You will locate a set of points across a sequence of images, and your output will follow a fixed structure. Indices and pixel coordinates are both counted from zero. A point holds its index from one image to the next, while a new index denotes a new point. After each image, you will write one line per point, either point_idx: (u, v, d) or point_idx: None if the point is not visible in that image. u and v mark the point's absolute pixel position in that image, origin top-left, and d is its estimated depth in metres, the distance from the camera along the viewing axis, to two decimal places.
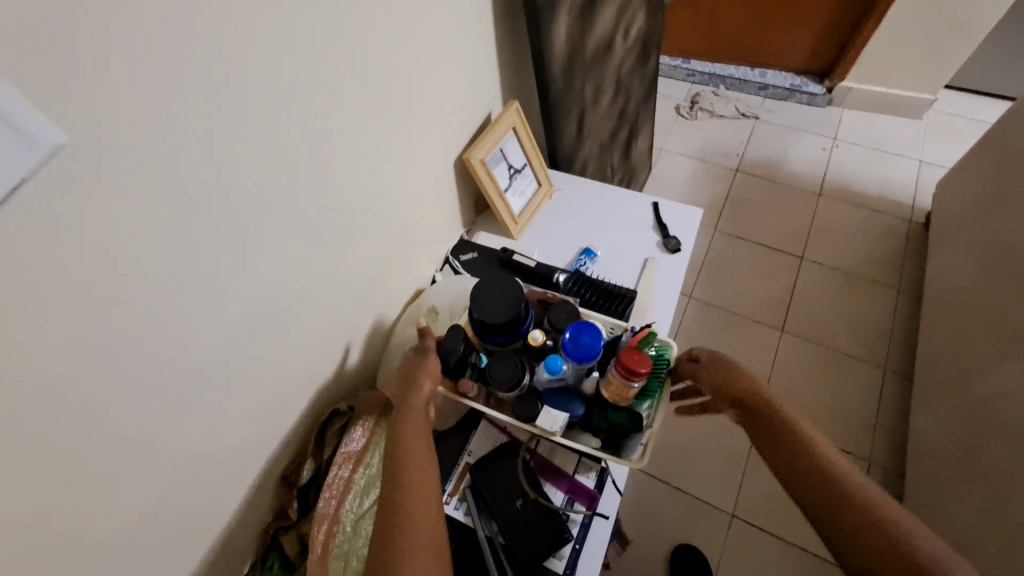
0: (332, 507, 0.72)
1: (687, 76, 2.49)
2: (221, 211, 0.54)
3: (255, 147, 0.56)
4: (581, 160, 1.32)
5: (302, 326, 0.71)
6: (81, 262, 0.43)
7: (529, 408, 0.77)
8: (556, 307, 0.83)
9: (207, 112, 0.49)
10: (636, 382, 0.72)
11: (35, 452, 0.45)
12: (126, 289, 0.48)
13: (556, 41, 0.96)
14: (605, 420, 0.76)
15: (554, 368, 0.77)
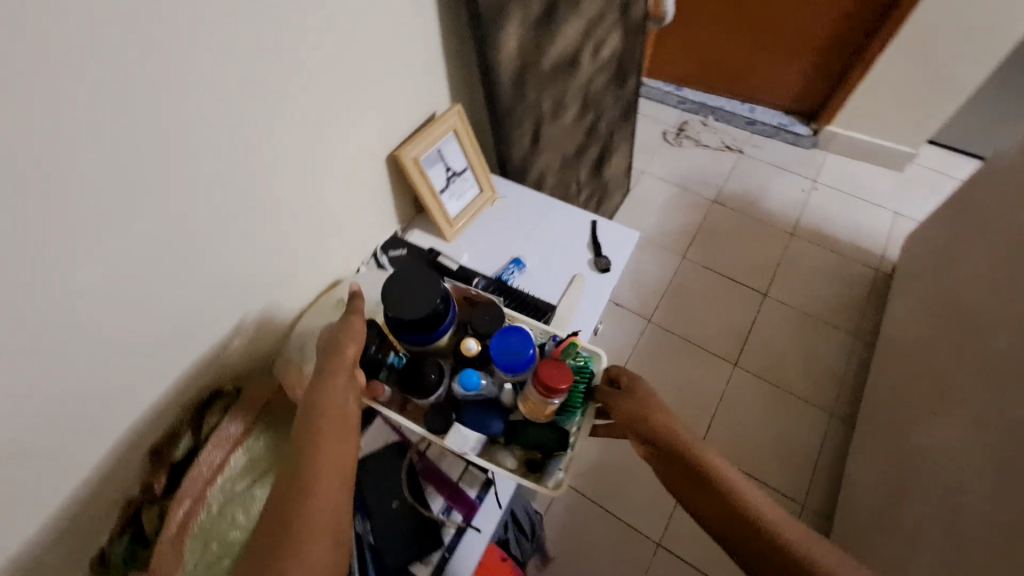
0: (197, 488, 0.70)
1: (678, 103, 2.50)
2: (140, 154, 0.53)
3: (183, 97, 0.55)
4: (537, 171, 1.33)
5: (209, 295, 0.70)
6: None
7: (441, 420, 0.76)
8: (480, 312, 0.81)
9: (133, 53, 0.49)
10: (554, 399, 0.72)
11: None
12: (24, 222, 0.46)
13: (506, 48, 0.97)
14: (522, 435, 0.76)
15: (472, 383, 0.75)
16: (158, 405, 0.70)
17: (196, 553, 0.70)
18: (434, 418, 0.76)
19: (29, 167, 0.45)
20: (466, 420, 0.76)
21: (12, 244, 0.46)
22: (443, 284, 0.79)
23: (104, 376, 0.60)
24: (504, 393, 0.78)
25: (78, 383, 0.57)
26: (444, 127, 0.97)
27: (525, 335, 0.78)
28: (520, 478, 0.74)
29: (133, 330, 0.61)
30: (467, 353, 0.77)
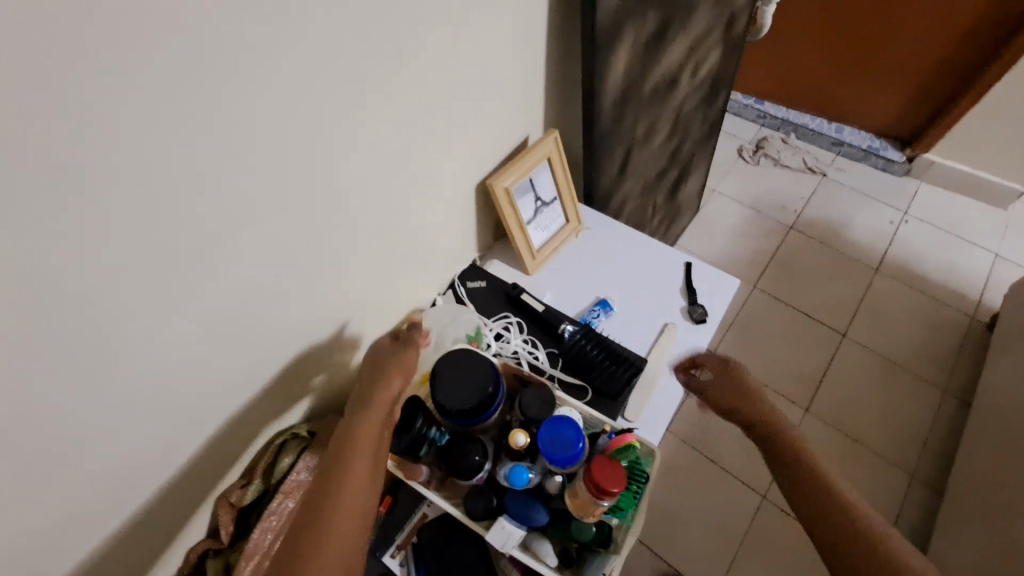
0: (267, 540, 0.67)
1: (757, 117, 2.34)
2: (219, 191, 0.48)
3: (267, 128, 0.50)
4: (619, 197, 1.23)
5: (283, 335, 0.66)
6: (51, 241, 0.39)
7: (481, 505, 0.63)
8: (531, 391, 0.67)
9: (221, 96, 0.44)
10: (606, 501, 0.58)
11: None
12: (96, 273, 0.43)
13: (612, 73, 0.88)
14: (568, 534, 0.62)
15: (518, 480, 0.61)
16: (221, 443, 0.66)
17: None
18: (472, 503, 0.64)
19: (108, 219, 0.42)
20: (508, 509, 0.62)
21: (79, 295, 0.43)
22: (491, 361, 0.68)
23: (169, 419, 0.57)
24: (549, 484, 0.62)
25: (142, 429, 0.54)
26: (539, 155, 0.89)
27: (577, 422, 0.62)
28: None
29: (202, 375, 0.58)
30: (514, 444, 0.62)
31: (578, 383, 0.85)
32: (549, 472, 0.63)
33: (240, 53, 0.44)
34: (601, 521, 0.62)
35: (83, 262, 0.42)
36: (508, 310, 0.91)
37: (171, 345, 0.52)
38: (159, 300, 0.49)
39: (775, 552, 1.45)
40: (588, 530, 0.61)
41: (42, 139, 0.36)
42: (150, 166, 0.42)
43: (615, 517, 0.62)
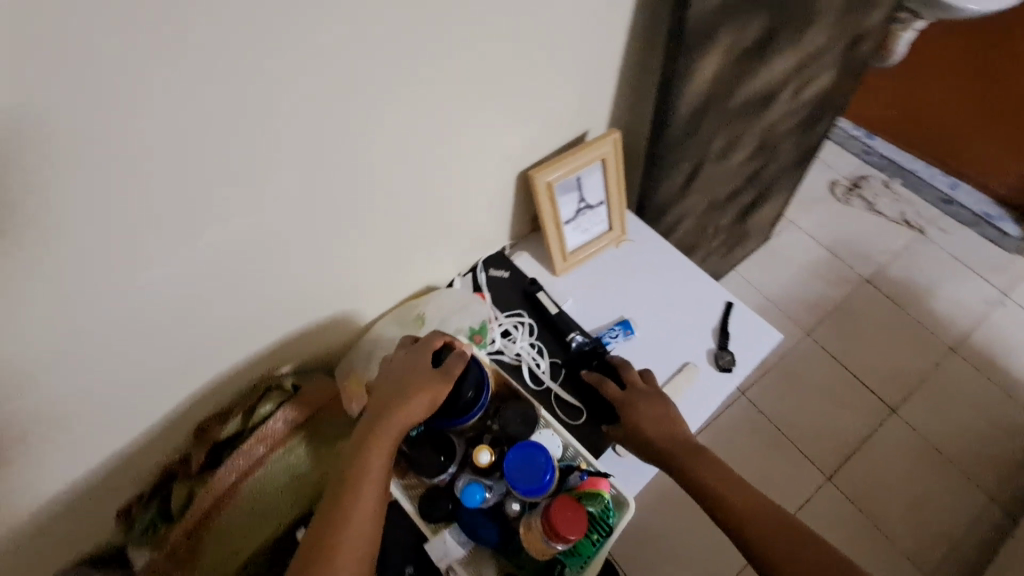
0: (230, 479, 0.68)
1: (862, 152, 2.10)
2: (221, 131, 0.47)
3: (284, 74, 0.47)
4: (677, 213, 1.14)
5: (282, 286, 0.65)
6: (39, 143, 0.40)
7: (434, 509, 0.61)
8: (512, 407, 0.64)
9: (239, 34, 0.43)
10: (559, 544, 0.54)
11: None
12: (82, 183, 0.43)
13: (695, 81, 0.80)
14: (517, 563, 0.59)
15: (471, 498, 0.58)
16: (205, 376, 0.67)
17: (212, 540, 0.68)
18: (426, 504, 0.62)
19: (102, 133, 0.42)
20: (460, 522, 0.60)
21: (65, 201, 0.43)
22: (482, 365, 0.65)
23: (150, 344, 0.58)
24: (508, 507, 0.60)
25: (121, 347, 0.56)
26: (594, 155, 0.83)
27: (548, 453, 0.58)
28: None
29: (190, 309, 0.58)
30: (477, 460, 0.60)
31: (575, 403, 0.80)
32: (509, 496, 0.60)
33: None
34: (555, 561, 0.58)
35: (65, 170, 0.42)
36: (521, 309, 0.87)
37: (158, 273, 0.53)
38: (148, 226, 0.49)
39: None
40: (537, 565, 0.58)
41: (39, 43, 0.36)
42: (145, 90, 0.41)
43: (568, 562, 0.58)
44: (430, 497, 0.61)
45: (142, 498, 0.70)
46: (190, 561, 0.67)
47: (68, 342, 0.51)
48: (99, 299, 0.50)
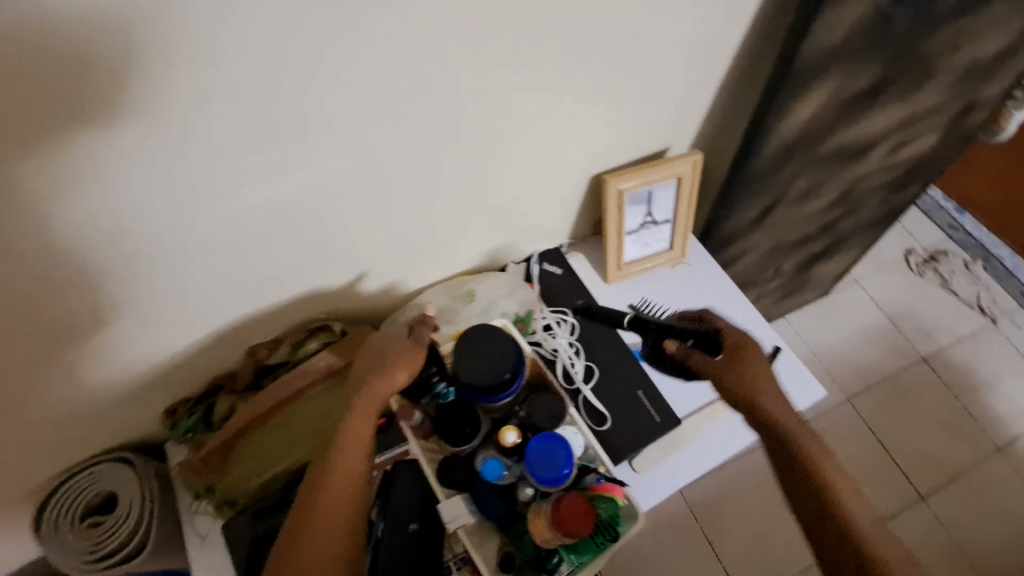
0: (268, 402, 0.72)
1: (948, 226, 1.99)
2: (335, 72, 0.52)
3: (400, 32, 0.51)
4: (740, 247, 1.13)
5: (353, 233, 0.69)
6: (186, 54, 0.45)
7: (450, 477, 0.64)
8: (543, 396, 0.65)
9: None
10: (563, 538, 0.56)
11: (56, 206, 0.49)
12: (212, 98, 0.49)
13: (790, 119, 0.79)
14: (519, 548, 0.62)
15: (492, 473, 0.61)
16: (268, 303, 0.72)
17: (242, 454, 0.73)
18: (444, 470, 0.65)
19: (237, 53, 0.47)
20: (473, 494, 0.63)
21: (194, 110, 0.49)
22: (521, 350, 0.67)
23: (230, 257, 0.63)
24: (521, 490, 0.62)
25: (205, 253, 0.61)
26: (670, 172, 0.82)
27: (570, 448, 0.60)
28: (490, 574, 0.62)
29: (269, 234, 0.63)
30: (505, 439, 0.62)
31: (601, 410, 0.81)
32: (524, 479, 0.62)
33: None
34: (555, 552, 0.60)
35: (201, 80, 0.47)
36: (566, 308, 0.88)
37: (252, 193, 0.58)
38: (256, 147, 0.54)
39: None
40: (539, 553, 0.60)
41: None
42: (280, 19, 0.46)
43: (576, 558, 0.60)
44: (448, 463, 0.64)
45: (190, 400, 0.76)
46: (221, 467, 0.73)
47: (165, 240, 0.57)
48: (193, 204, 0.56)
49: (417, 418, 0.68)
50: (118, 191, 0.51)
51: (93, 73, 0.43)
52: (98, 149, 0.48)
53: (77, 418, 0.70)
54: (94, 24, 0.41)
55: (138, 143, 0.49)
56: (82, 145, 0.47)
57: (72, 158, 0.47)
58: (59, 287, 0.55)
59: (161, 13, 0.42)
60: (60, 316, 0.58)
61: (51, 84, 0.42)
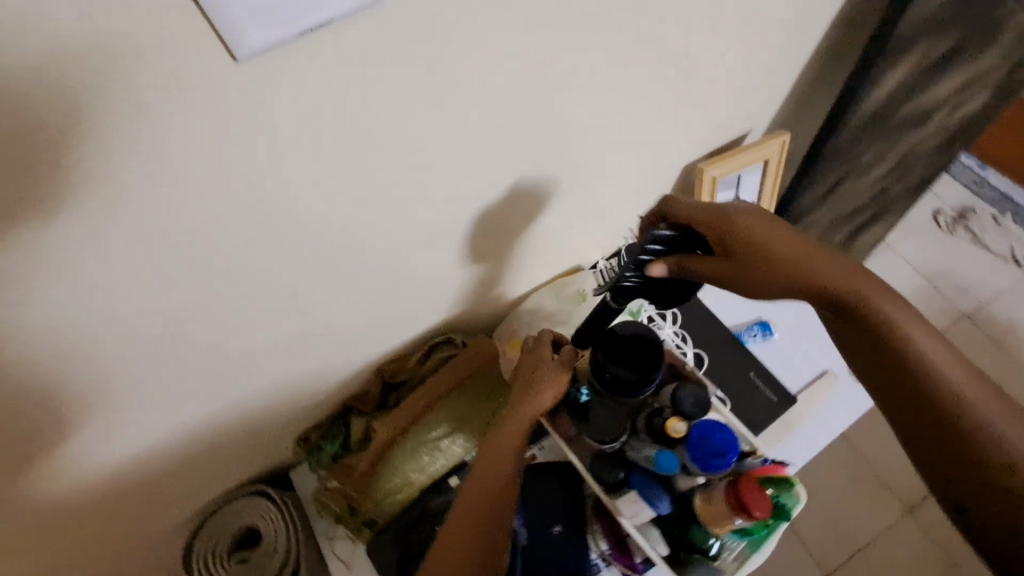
0: (404, 420, 0.74)
1: (973, 183, 2.01)
2: (495, 98, 0.52)
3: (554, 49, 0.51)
4: (805, 223, 1.14)
5: (476, 249, 0.70)
6: (376, 99, 0.45)
7: (607, 475, 0.66)
8: (688, 385, 0.66)
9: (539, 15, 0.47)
10: (741, 521, 0.58)
11: (234, 254, 0.49)
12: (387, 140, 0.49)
13: (876, 93, 0.80)
14: (684, 538, 0.63)
15: (664, 466, 0.63)
16: (393, 325, 0.72)
17: (381, 478, 0.73)
18: (601, 469, 0.66)
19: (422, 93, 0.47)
20: (638, 485, 0.65)
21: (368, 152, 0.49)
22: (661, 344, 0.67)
23: (370, 287, 0.63)
24: (683, 479, 0.64)
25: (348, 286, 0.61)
26: (760, 154, 0.84)
27: (732, 434, 0.62)
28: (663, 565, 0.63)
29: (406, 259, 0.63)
30: (671, 430, 0.63)
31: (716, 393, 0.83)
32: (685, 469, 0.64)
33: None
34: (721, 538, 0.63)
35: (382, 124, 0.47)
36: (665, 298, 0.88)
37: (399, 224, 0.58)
38: (411, 180, 0.54)
39: None
40: (707, 541, 0.63)
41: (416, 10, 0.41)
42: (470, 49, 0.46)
43: (741, 541, 0.63)
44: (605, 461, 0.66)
45: (326, 428, 0.79)
46: (361, 491, 0.73)
47: (318, 277, 0.57)
48: (353, 237, 0.56)
49: (569, 428, 0.70)
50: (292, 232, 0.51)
51: (311, 119, 0.43)
52: (286, 193, 0.47)
53: (211, 449, 0.70)
54: (302, 75, 0.40)
55: (323, 185, 0.49)
56: (278, 192, 0.47)
57: (266, 204, 0.47)
58: (225, 329, 0.55)
59: (362, 62, 0.42)
60: (213, 359, 0.57)
61: (276, 134, 0.43)
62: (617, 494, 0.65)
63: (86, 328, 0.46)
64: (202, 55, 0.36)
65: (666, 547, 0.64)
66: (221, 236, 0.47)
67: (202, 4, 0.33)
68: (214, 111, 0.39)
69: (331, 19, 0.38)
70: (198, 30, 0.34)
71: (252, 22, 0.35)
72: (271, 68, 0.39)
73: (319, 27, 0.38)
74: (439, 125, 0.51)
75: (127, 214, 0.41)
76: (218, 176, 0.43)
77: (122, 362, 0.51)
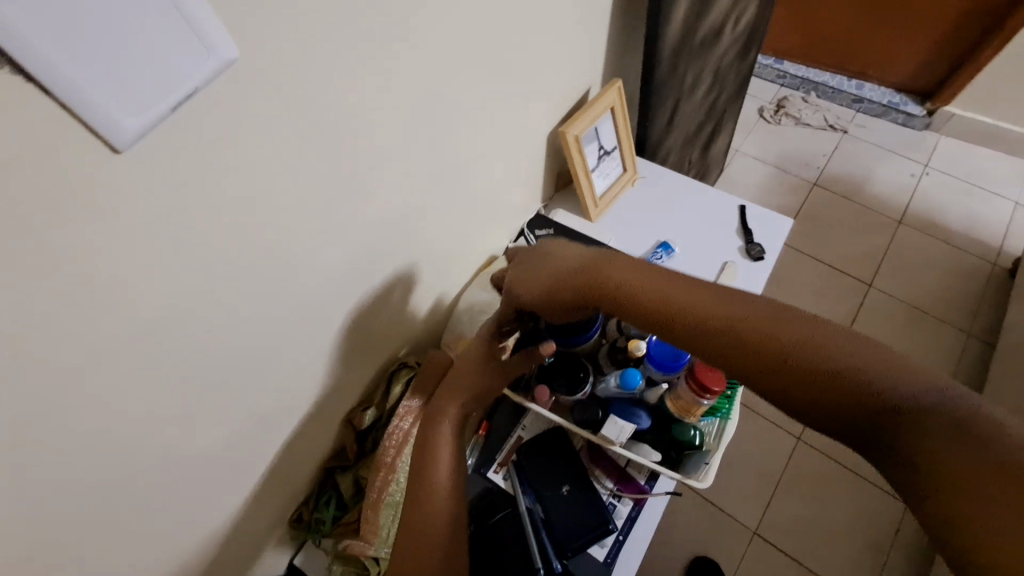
0: (390, 457, 0.73)
1: (777, 77, 2.34)
2: (362, 123, 0.54)
3: (400, 66, 0.54)
4: (664, 150, 1.28)
5: (394, 270, 0.72)
6: (255, 160, 0.45)
7: (589, 416, 0.72)
8: None
9: (373, 38, 0.50)
10: (706, 400, 0.66)
11: (161, 360, 0.47)
12: (276, 195, 0.49)
13: (671, 23, 0.93)
14: (670, 439, 0.70)
15: (631, 382, 0.70)
16: (343, 371, 0.72)
17: (389, 519, 0.74)
18: (583, 413, 0.72)
19: (293, 141, 0.48)
20: (616, 410, 0.71)
21: (263, 213, 0.49)
22: None
23: (307, 342, 0.63)
24: (651, 391, 0.72)
25: (284, 349, 0.61)
26: (604, 104, 0.95)
27: None
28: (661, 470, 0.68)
29: (332, 303, 0.64)
30: (633, 350, 0.72)
31: None
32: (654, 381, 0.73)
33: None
34: (698, 427, 0.70)
35: (267, 181, 0.48)
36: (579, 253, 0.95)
37: (313, 271, 0.58)
38: (309, 227, 0.55)
39: (815, 487, 1.47)
40: (688, 433, 0.69)
41: (264, 63, 0.41)
42: (330, 87, 0.48)
43: (715, 422, 0.71)
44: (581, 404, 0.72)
45: (316, 498, 0.78)
46: (373, 542, 0.73)
47: (254, 352, 0.56)
48: (274, 301, 0.56)
49: (543, 393, 0.74)
50: (215, 316, 0.50)
51: (203, 199, 0.43)
52: (199, 280, 0.46)
53: (194, 566, 0.65)
54: (179, 157, 0.39)
55: (231, 258, 0.48)
56: (191, 280, 0.46)
57: (182, 296, 0.46)
58: (173, 437, 0.53)
59: (232, 126, 0.42)
60: (172, 472, 0.55)
61: (176, 222, 0.42)
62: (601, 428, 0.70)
63: (29, 492, 0.42)
64: (75, 169, 0.34)
65: (657, 453, 0.70)
66: (144, 346, 0.45)
67: (66, 103, 0.32)
68: (107, 220, 0.37)
69: (195, 87, 0.37)
70: (64, 142, 0.33)
71: (123, 110, 0.34)
72: (153, 156, 0.38)
73: (186, 98, 0.37)
74: (321, 166, 0.52)
75: (40, 357, 0.38)
76: (127, 284, 0.41)
77: (80, 509, 0.47)
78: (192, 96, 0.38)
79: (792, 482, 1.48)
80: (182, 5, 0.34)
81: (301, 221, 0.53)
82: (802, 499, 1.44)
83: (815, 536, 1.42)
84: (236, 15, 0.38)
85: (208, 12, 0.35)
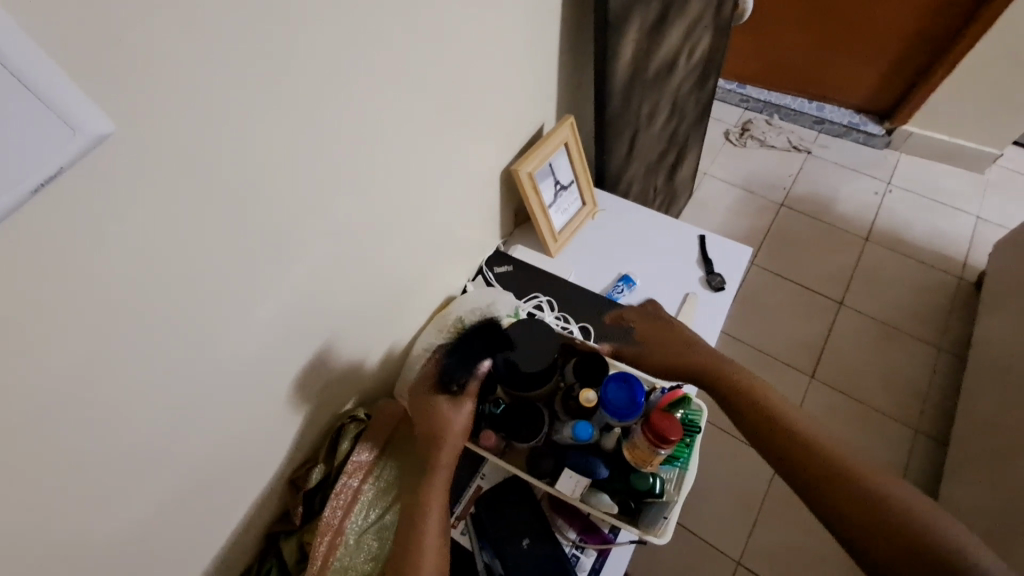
0: (337, 519, 0.70)
1: (741, 101, 2.40)
2: (286, 180, 0.52)
3: (323, 118, 0.52)
4: (626, 180, 1.28)
5: (336, 323, 0.68)
6: (152, 231, 0.42)
7: (544, 465, 0.70)
8: (586, 356, 0.74)
9: (286, 97, 0.48)
10: (664, 448, 0.65)
11: (53, 452, 0.43)
12: (188, 264, 0.46)
13: (619, 58, 0.94)
14: (628, 487, 0.68)
15: (583, 433, 0.69)
16: (284, 430, 0.68)
17: None
18: (537, 461, 0.70)
19: (202, 205, 0.45)
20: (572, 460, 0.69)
21: (169, 283, 0.46)
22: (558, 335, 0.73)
23: (237, 408, 0.59)
24: (608, 437, 0.71)
25: (212, 418, 0.57)
26: (557, 140, 0.95)
27: (638, 379, 0.70)
28: (619, 521, 0.67)
29: (266, 364, 0.61)
30: (585, 401, 0.70)
31: None
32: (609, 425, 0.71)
33: (311, 47, 0.48)
34: (658, 474, 0.69)
35: (171, 251, 0.44)
36: (537, 290, 0.96)
37: (237, 334, 0.55)
38: (233, 291, 0.52)
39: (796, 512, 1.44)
40: (647, 480, 0.67)
41: (157, 131, 0.39)
42: (247, 147, 0.47)
43: (674, 469, 0.70)
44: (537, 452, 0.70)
45: (259, 565, 0.73)
46: None
47: (174, 427, 0.53)
48: (194, 372, 0.52)
49: (495, 440, 0.72)
50: (121, 397, 0.46)
51: (93, 275, 0.40)
52: (95, 361, 0.43)
53: None
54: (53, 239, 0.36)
55: (133, 333, 0.45)
56: (84, 364, 0.42)
57: (76, 383, 0.42)
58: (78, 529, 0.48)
59: (116, 201, 0.39)
60: (79, 565, 0.50)
61: (64, 309, 0.39)
62: (557, 478, 0.69)
63: None
64: None
65: (615, 503, 0.67)
66: (32, 439, 0.41)
67: None
68: None
69: (60, 168, 0.34)
70: None
71: None
72: (34, 243, 0.35)
73: (51, 179, 0.34)
74: (239, 228, 0.50)
75: None
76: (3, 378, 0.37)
77: None
78: (58, 178, 0.35)
79: (773, 508, 1.45)
80: (37, 87, 0.31)
81: (219, 285, 0.50)
82: (783, 526, 1.41)
83: (800, 565, 1.37)
84: (114, 87, 0.35)
85: (69, 88, 0.33)
